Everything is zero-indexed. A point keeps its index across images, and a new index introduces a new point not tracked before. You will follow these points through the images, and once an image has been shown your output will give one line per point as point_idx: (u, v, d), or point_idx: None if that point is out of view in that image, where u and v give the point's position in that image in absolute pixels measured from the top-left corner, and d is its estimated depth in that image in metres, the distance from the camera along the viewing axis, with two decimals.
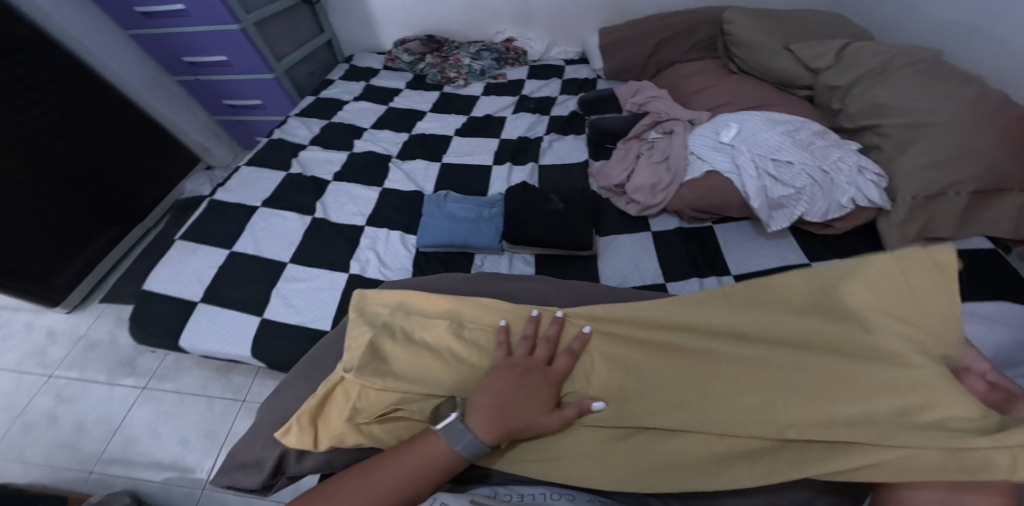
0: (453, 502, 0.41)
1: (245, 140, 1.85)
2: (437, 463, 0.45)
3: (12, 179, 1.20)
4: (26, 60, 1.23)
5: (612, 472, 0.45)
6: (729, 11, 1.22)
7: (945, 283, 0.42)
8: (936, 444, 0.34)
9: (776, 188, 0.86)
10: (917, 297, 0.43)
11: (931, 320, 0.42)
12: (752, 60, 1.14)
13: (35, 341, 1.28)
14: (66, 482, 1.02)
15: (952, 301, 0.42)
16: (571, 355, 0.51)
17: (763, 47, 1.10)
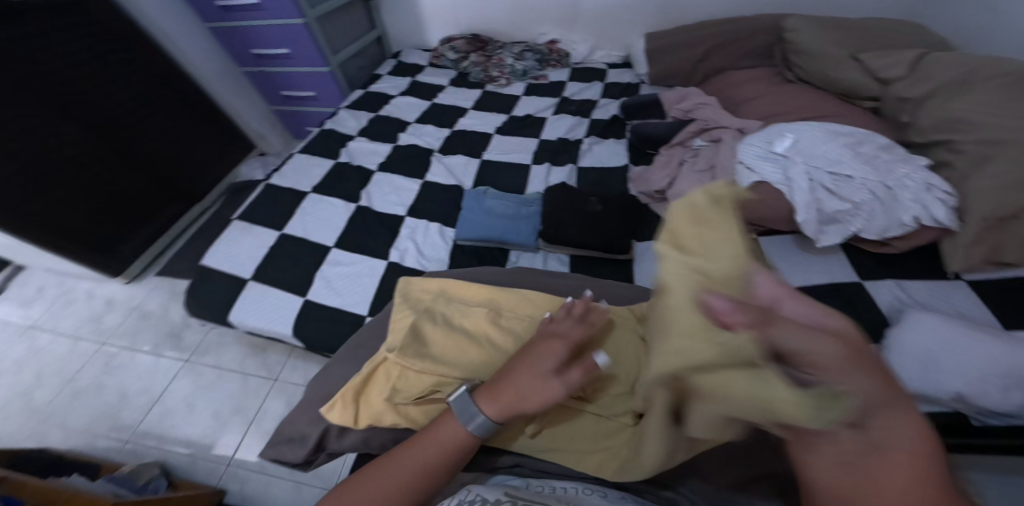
0: (489, 493, 0.43)
1: (297, 131, 1.95)
2: (457, 442, 0.46)
3: (84, 152, 1.29)
4: (109, 44, 1.34)
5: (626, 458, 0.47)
6: (792, 19, 1.19)
7: (716, 217, 0.36)
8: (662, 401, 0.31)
9: (831, 202, 0.84)
10: (695, 237, 0.36)
11: (700, 257, 0.34)
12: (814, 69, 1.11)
13: (93, 308, 1.38)
14: (103, 451, 1.07)
15: (723, 229, 0.35)
16: (582, 324, 0.49)
17: (827, 56, 1.09)
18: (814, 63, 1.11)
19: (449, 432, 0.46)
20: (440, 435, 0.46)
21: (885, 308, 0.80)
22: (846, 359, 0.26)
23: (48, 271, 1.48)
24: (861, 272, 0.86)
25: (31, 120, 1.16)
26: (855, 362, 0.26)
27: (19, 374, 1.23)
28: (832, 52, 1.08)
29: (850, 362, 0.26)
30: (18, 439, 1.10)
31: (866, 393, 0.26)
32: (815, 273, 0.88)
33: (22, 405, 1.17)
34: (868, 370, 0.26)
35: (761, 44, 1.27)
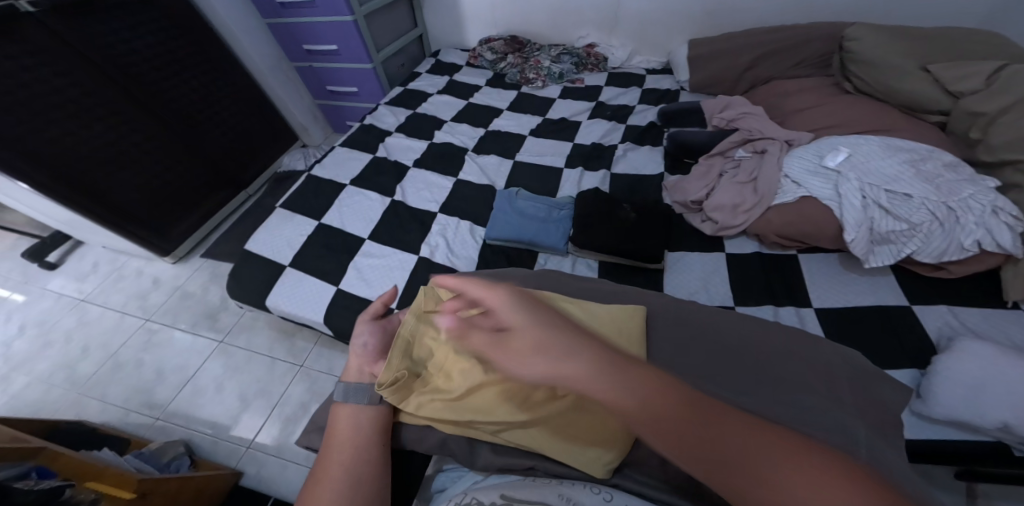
0: (483, 496, 0.45)
1: (338, 125, 2.01)
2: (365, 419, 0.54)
3: (146, 136, 1.37)
4: (178, 36, 1.41)
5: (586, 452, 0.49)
6: (853, 27, 1.13)
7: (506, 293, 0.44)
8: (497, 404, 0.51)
9: (885, 221, 0.80)
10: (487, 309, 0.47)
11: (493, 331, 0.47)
12: (874, 80, 1.05)
13: (141, 285, 1.46)
14: (135, 426, 1.12)
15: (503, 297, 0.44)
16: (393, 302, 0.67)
17: (892, 67, 1.02)
18: (875, 73, 1.04)
19: (344, 412, 0.55)
20: (337, 420, 0.54)
21: (933, 336, 0.76)
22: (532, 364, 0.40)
23: (103, 248, 1.58)
24: (910, 296, 0.82)
25: (105, 106, 1.25)
26: (512, 339, 0.41)
27: (68, 345, 1.32)
28: (897, 62, 1.01)
29: (500, 347, 0.41)
30: (62, 408, 1.17)
31: (534, 364, 0.40)
32: (860, 295, 0.84)
33: (67, 376, 1.24)
34: (528, 361, 0.40)
35: (812, 54, 1.22)
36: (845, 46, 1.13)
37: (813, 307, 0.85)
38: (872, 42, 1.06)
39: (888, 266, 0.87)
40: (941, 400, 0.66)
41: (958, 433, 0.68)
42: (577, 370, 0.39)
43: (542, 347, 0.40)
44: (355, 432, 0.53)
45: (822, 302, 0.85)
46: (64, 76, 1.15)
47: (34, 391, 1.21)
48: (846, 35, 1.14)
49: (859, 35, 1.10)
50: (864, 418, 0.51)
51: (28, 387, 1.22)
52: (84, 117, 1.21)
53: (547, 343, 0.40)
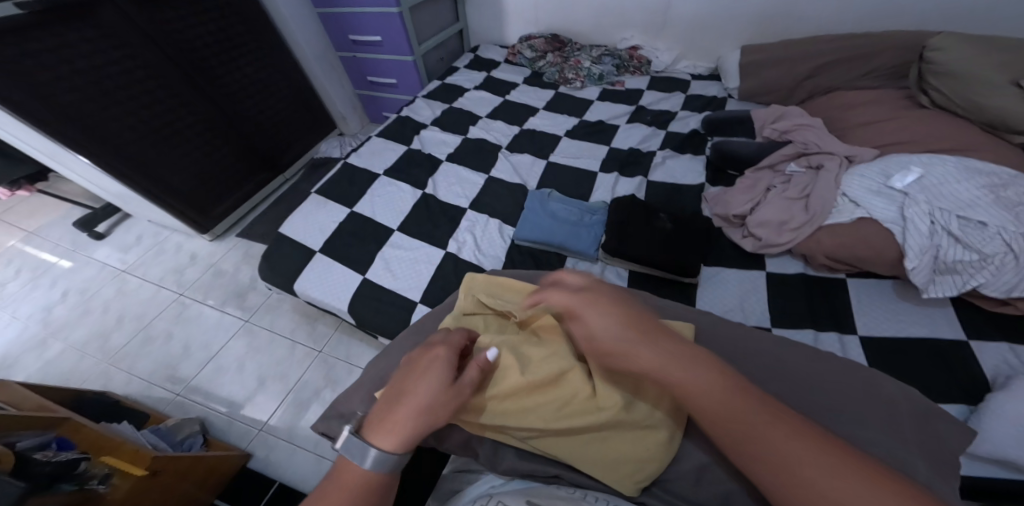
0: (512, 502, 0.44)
1: (375, 115, 2.04)
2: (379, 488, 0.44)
3: (197, 117, 1.42)
4: (237, 22, 1.45)
5: (613, 468, 0.47)
6: (935, 36, 1.03)
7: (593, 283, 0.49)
8: (528, 408, 0.48)
9: (953, 251, 0.74)
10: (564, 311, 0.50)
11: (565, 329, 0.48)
12: (955, 93, 0.96)
13: (179, 260, 1.52)
14: (156, 400, 1.16)
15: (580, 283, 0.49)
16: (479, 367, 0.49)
17: (978, 80, 0.92)
18: (957, 85, 0.95)
19: (361, 469, 0.43)
20: (353, 476, 0.43)
21: (990, 373, 0.69)
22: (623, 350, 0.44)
23: (147, 222, 1.66)
24: (969, 331, 0.74)
25: (161, 84, 1.30)
26: (604, 320, 0.45)
27: (105, 314, 1.38)
28: (985, 75, 0.91)
29: (595, 329, 0.45)
30: (93, 376, 1.23)
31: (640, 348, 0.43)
32: (916, 326, 0.77)
33: (100, 345, 1.30)
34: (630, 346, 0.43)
35: (878, 65, 1.13)
36: (926, 56, 1.02)
37: (859, 335, 0.78)
38: (959, 52, 0.96)
39: (948, 298, 0.79)
40: (996, 437, 0.60)
41: (1004, 471, 0.62)
42: (681, 361, 0.41)
43: (643, 338, 0.43)
44: (369, 493, 0.43)
45: (870, 331, 0.78)
46: (129, 55, 1.21)
47: (69, 358, 1.27)
48: (927, 45, 1.03)
49: (944, 45, 0.99)
50: (925, 457, 0.46)
51: (64, 353, 1.29)
52: (142, 95, 1.26)
53: (655, 332, 0.43)
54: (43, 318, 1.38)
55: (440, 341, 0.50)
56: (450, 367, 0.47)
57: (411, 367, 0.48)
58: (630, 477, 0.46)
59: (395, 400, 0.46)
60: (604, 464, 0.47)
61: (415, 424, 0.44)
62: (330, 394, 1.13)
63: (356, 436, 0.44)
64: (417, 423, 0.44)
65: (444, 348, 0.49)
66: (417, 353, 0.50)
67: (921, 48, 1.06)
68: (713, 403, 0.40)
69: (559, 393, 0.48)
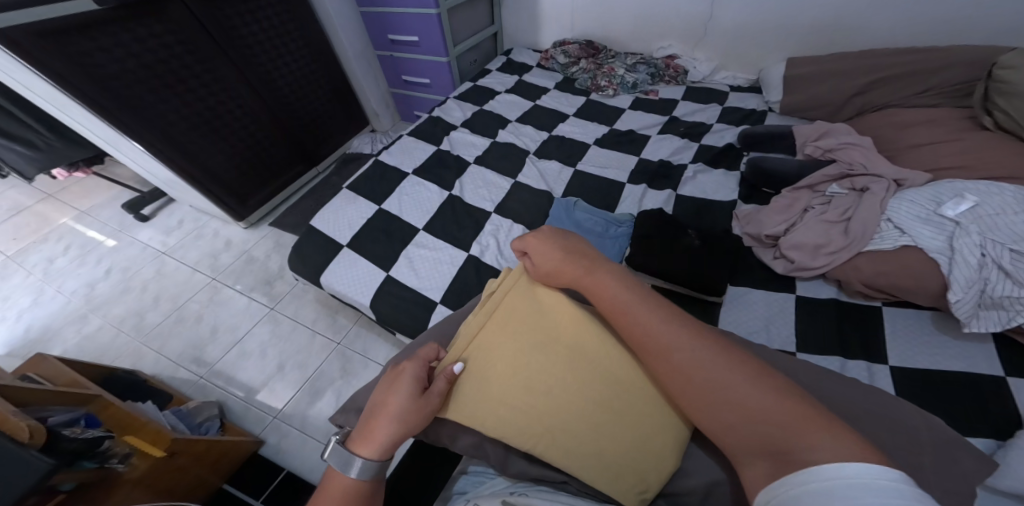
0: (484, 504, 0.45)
1: (407, 114, 2.08)
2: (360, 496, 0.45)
3: (244, 110, 1.48)
4: (287, 19, 1.50)
5: (615, 476, 0.45)
6: (1006, 53, 0.95)
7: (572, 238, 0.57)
8: (524, 405, 0.48)
9: (1001, 286, 0.69)
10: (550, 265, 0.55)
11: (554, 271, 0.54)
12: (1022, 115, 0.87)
13: (214, 246, 1.59)
14: (180, 382, 1.22)
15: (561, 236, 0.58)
16: (447, 380, 0.50)
17: None
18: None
19: (348, 479, 0.45)
20: (338, 486, 0.45)
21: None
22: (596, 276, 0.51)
23: (187, 207, 1.75)
24: (1014, 370, 0.69)
25: (213, 76, 1.36)
26: (548, 258, 0.55)
27: (141, 294, 1.46)
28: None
29: (543, 266, 0.56)
30: (127, 354, 1.30)
31: (576, 277, 0.52)
32: (956, 362, 0.72)
33: (135, 323, 1.38)
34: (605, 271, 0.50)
35: (935, 84, 1.07)
36: (995, 73, 0.94)
37: (889, 367, 0.75)
38: None
39: (995, 336, 0.74)
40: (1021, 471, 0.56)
41: None
42: (616, 286, 0.48)
43: (583, 269, 0.52)
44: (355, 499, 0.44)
45: (904, 364, 0.74)
46: (184, 45, 1.26)
47: (106, 334, 1.35)
48: (998, 61, 0.95)
49: (1018, 62, 0.91)
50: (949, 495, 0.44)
51: (102, 328, 1.37)
52: (197, 87, 1.32)
53: (593, 266, 0.51)
54: (86, 293, 1.48)
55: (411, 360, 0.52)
56: (421, 379, 0.49)
57: (388, 380, 0.50)
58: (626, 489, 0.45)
59: (371, 415, 0.48)
60: (604, 471, 0.45)
61: (389, 434, 0.46)
62: (346, 385, 1.16)
63: (340, 447, 0.46)
64: (396, 430, 0.46)
65: (415, 364, 0.51)
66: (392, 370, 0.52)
67: (990, 66, 0.98)
68: (632, 312, 0.46)
69: (556, 390, 0.47)
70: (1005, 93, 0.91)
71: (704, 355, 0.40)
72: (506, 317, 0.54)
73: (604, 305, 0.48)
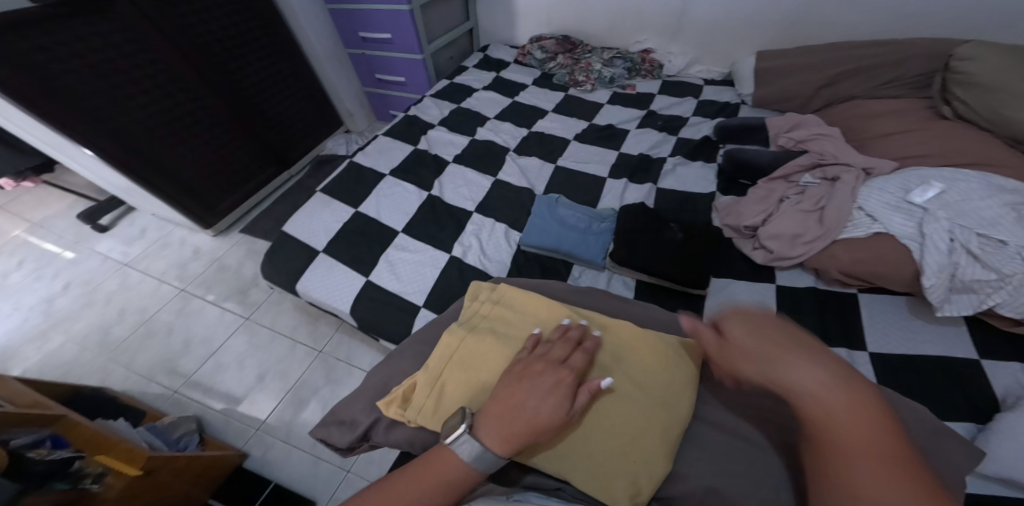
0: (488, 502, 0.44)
1: (382, 113, 2.04)
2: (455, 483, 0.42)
3: (207, 112, 1.42)
4: (249, 18, 1.44)
5: (607, 477, 0.44)
6: (962, 45, 0.99)
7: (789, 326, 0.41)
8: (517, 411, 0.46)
9: (970, 269, 0.72)
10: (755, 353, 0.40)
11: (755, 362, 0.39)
12: (980, 104, 0.92)
13: (182, 255, 1.52)
14: (152, 397, 1.16)
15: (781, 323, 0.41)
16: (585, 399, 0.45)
17: (1004, 92, 0.88)
18: (983, 98, 0.91)
19: (458, 462, 0.43)
20: (448, 466, 0.43)
21: (1001, 393, 0.67)
22: (824, 392, 0.36)
23: (151, 215, 1.66)
24: (983, 351, 0.72)
25: (168, 75, 1.28)
26: (745, 349, 0.40)
27: (106, 308, 1.38)
28: (1014, 84, 0.87)
29: (738, 354, 0.41)
30: (92, 371, 1.22)
31: (808, 379, 0.37)
32: (930, 344, 0.75)
33: (100, 339, 1.30)
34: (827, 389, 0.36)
35: (897, 75, 1.10)
36: (953, 65, 0.99)
37: (869, 351, 0.76)
38: (986, 63, 0.92)
39: (964, 317, 0.77)
40: (1006, 453, 0.58)
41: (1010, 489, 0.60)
42: (835, 411, 0.35)
43: (832, 390, 0.36)
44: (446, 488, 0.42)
45: (882, 348, 0.76)
46: (134, 43, 1.19)
47: (69, 351, 1.27)
48: (954, 53, 1.00)
49: (974, 54, 0.95)
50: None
51: (64, 346, 1.29)
52: (151, 88, 1.25)
53: (831, 387, 0.36)
54: (45, 309, 1.38)
55: (569, 364, 0.46)
56: (570, 382, 0.44)
57: (519, 366, 0.47)
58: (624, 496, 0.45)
59: (505, 398, 0.44)
60: (597, 470, 0.44)
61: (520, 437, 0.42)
62: (329, 394, 1.12)
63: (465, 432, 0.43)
64: (523, 434, 0.42)
65: (569, 362, 0.46)
66: (528, 353, 0.49)
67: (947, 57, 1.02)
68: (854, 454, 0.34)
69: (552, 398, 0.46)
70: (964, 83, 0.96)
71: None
72: (481, 339, 0.53)
73: (822, 436, 0.36)
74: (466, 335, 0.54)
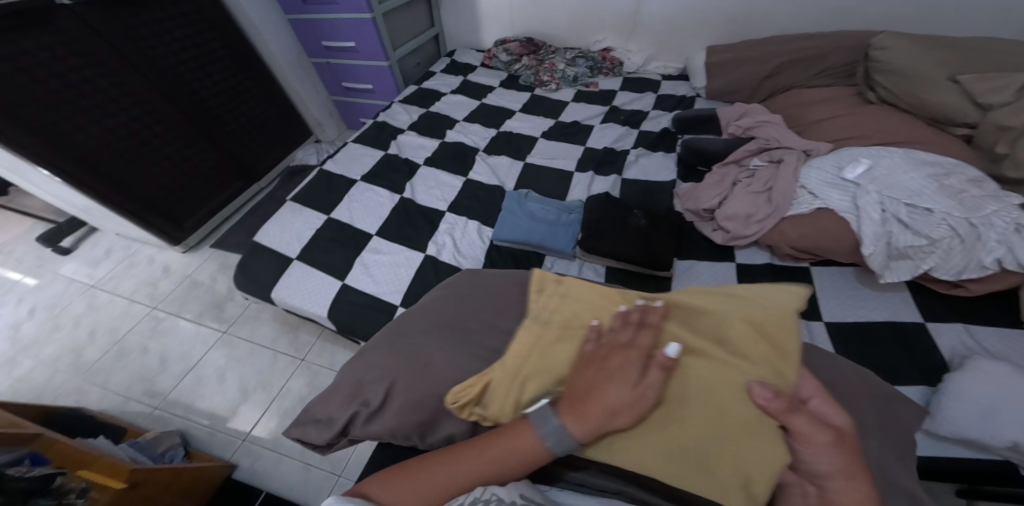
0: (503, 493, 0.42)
1: (352, 121, 2.04)
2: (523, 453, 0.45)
3: (167, 126, 1.40)
4: (204, 29, 1.43)
5: (701, 462, 0.43)
6: (879, 35, 1.09)
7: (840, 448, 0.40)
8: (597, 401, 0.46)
9: (903, 236, 0.78)
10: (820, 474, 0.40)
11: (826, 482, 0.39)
12: (901, 90, 1.00)
13: (152, 273, 1.48)
14: (132, 414, 1.13)
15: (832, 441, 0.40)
16: (660, 377, 0.45)
17: (917, 78, 0.98)
18: (900, 83, 1.00)
19: (532, 435, 0.46)
20: (524, 437, 0.45)
21: (947, 354, 0.73)
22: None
23: (116, 235, 1.61)
24: (923, 312, 0.79)
25: (122, 89, 1.26)
26: (840, 453, 0.40)
27: (76, 329, 1.34)
28: (925, 69, 0.97)
29: (824, 452, 0.40)
30: (65, 392, 1.19)
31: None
32: (875, 309, 0.81)
33: (72, 360, 1.26)
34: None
35: (830, 64, 1.19)
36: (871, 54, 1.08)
37: (824, 321, 0.82)
38: (900, 51, 1.02)
39: (903, 283, 0.84)
40: (955, 418, 0.63)
41: (970, 452, 0.65)
42: None
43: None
44: (518, 459, 0.45)
45: (835, 316, 0.82)
46: (82, 56, 1.16)
47: (39, 375, 1.23)
48: (872, 43, 1.10)
49: (888, 43, 1.05)
50: (872, 435, 0.48)
51: (33, 370, 1.24)
52: (103, 101, 1.22)
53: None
54: (10, 335, 1.33)
55: (637, 348, 0.47)
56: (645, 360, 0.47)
57: (589, 359, 0.48)
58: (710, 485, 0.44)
59: (582, 387, 0.46)
60: (691, 458, 0.43)
61: (601, 414, 0.44)
62: None
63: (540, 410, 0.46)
64: (604, 418, 0.44)
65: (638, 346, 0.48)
66: (593, 342, 0.49)
67: (867, 48, 1.12)
68: None
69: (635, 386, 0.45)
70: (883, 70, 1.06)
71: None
72: (554, 335, 0.53)
73: None
74: (543, 331, 0.54)
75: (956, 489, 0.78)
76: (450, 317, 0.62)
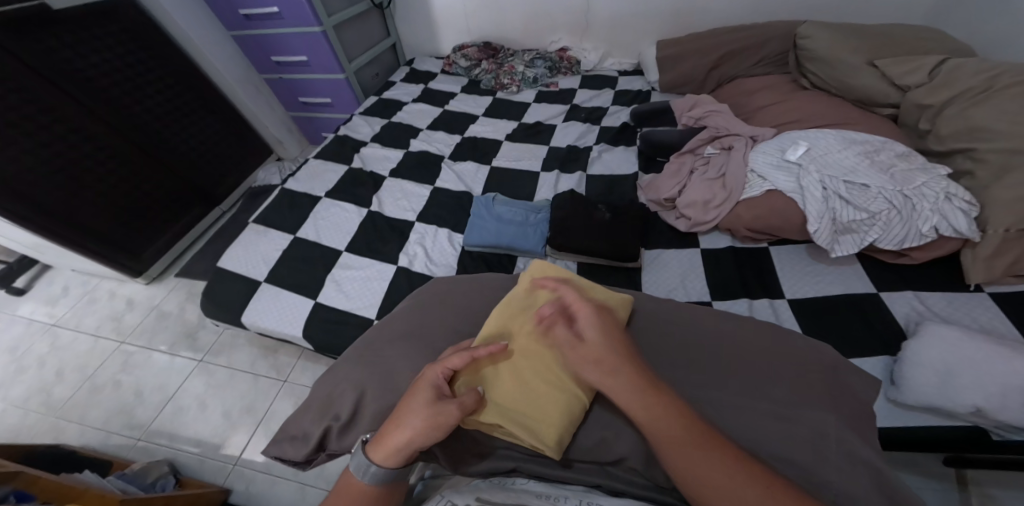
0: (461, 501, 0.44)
1: (313, 137, 2.02)
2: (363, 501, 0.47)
3: (109, 153, 1.33)
4: (137, 48, 1.38)
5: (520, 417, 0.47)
6: (806, 24, 1.17)
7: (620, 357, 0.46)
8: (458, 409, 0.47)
9: (846, 211, 0.82)
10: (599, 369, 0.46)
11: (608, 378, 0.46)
12: (829, 76, 1.09)
13: (116, 307, 1.42)
14: (115, 448, 1.09)
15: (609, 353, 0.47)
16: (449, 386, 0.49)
17: (842, 64, 1.06)
18: (828, 70, 1.09)
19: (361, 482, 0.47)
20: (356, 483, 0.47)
21: (901, 320, 0.76)
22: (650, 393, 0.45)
23: (72, 271, 1.53)
24: (876, 283, 0.83)
25: (55, 115, 1.18)
26: (594, 360, 0.46)
27: (42, 370, 1.27)
28: (849, 58, 1.05)
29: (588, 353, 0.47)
30: (41, 432, 1.13)
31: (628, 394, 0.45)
32: (831, 282, 0.85)
33: (43, 399, 1.20)
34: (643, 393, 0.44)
35: (768, 53, 1.27)
36: (799, 43, 1.16)
37: (786, 298, 0.86)
38: (822, 39, 1.11)
39: (854, 256, 0.88)
40: (917, 386, 0.65)
41: (936, 419, 0.66)
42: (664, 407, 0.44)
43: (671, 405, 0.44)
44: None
45: (796, 291, 0.86)
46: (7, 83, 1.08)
47: (8, 417, 1.17)
48: (800, 33, 1.18)
49: (812, 33, 1.13)
50: (829, 408, 0.46)
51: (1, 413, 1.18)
52: (35, 129, 1.15)
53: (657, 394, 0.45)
54: None
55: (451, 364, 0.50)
56: (438, 387, 0.48)
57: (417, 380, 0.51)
58: (572, 421, 0.48)
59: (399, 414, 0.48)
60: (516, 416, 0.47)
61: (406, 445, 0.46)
62: None
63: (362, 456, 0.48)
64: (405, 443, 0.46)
65: (430, 371, 0.49)
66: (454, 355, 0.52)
67: (796, 37, 1.20)
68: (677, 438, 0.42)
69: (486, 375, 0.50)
70: (813, 59, 1.14)
71: (719, 466, 0.40)
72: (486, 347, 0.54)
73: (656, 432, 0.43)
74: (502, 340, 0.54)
75: (943, 457, 0.79)
76: (415, 328, 0.62)
